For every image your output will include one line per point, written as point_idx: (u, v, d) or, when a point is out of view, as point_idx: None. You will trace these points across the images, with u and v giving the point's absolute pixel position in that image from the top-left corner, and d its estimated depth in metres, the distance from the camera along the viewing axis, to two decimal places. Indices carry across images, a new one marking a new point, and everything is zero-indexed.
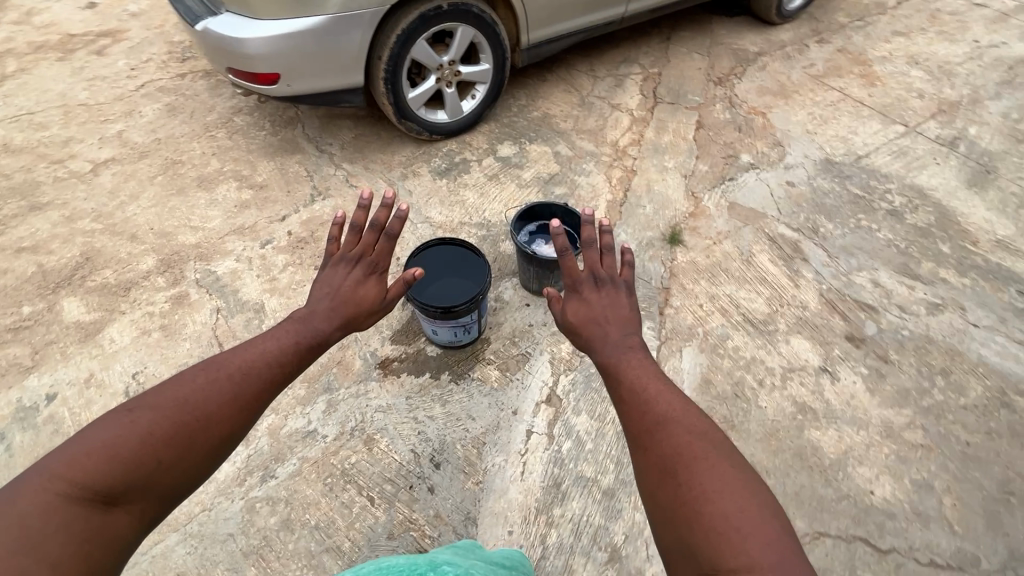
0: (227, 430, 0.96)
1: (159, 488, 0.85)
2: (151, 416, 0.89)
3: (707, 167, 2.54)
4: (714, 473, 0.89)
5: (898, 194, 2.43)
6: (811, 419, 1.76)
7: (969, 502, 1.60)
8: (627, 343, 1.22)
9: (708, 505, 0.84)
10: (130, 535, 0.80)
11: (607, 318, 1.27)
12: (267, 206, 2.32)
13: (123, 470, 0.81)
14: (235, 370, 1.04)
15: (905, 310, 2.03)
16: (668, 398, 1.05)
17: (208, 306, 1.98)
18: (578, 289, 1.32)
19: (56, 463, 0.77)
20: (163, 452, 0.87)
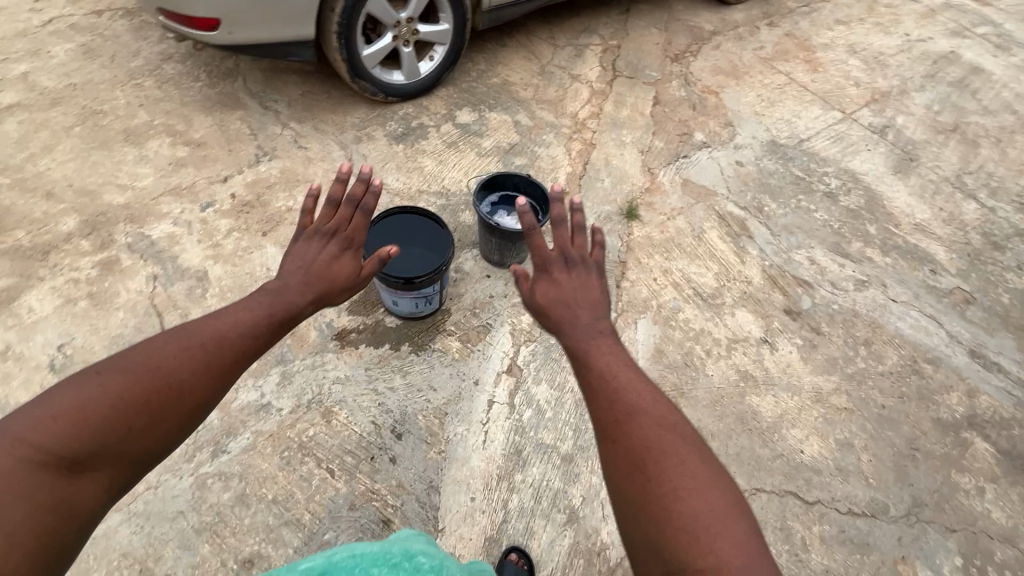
0: (194, 405, 0.98)
1: (127, 456, 0.88)
2: (121, 382, 0.90)
3: (663, 143, 2.59)
4: (683, 470, 0.96)
5: (834, 177, 2.60)
6: (752, 386, 1.89)
7: (882, 457, 1.80)
8: (597, 329, 1.26)
9: (676, 503, 0.92)
10: (93, 510, 0.83)
11: (578, 301, 1.30)
12: (207, 165, 2.14)
13: (93, 439, 0.83)
14: (206, 340, 1.04)
15: (836, 286, 2.21)
16: (641, 389, 1.10)
17: (143, 272, 1.83)
18: (548, 270, 1.35)
19: (20, 426, 0.80)
20: (131, 423, 0.89)
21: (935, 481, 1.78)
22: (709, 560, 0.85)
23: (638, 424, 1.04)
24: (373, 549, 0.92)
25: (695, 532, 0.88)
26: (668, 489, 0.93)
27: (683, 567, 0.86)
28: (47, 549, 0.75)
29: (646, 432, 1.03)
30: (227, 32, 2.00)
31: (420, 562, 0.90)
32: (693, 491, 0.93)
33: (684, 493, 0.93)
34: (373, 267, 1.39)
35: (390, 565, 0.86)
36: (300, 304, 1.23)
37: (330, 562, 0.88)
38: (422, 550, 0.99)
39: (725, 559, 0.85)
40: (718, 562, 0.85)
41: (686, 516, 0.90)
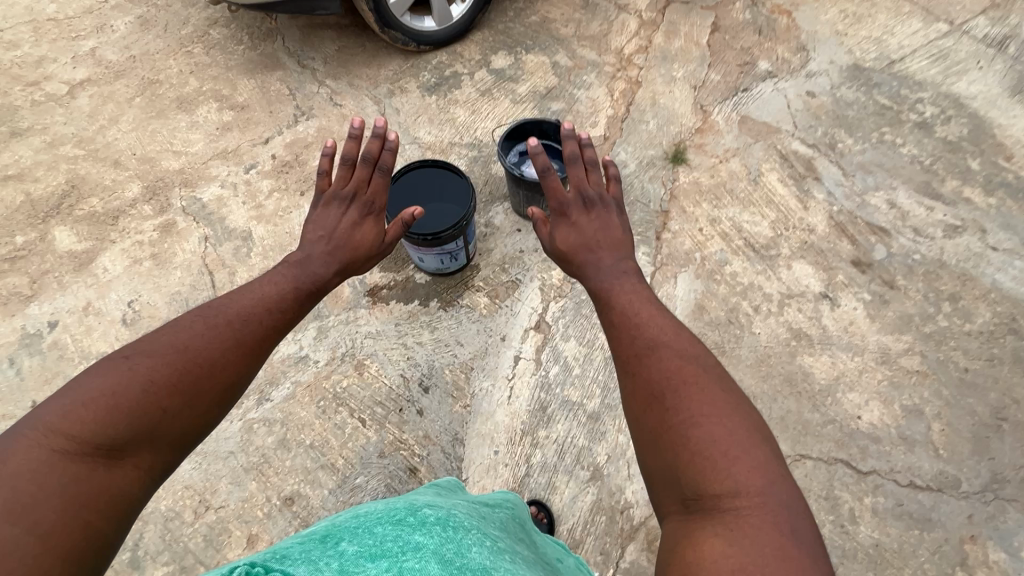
0: (229, 380, 1.00)
1: (167, 436, 0.89)
2: (150, 364, 0.91)
3: (719, 76, 2.32)
4: (702, 398, 0.92)
5: (930, 104, 2.21)
6: (805, 345, 1.72)
7: (958, 427, 1.59)
8: (620, 270, 1.23)
9: (695, 429, 0.88)
10: (135, 490, 0.83)
11: (599, 242, 1.28)
12: (249, 128, 2.22)
13: (127, 420, 0.84)
14: (232, 319, 1.07)
15: (920, 233, 1.91)
16: (660, 324, 1.07)
17: (196, 234, 1.96)
18: (567, 213, 1.33)
19: (51, 415, 0.81)
20: (163, 401, 0.89)
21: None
22: (727, 484, 0.81)
23: (658, 358, 1.00)
24: (376, 509, 0.87)
25: (714, 457, 0.83)
26: (686, 421, 0.89)
27: (702, 495, 0.82)
28: (95, 534, 0.75)
29: (665, 366, 0.98)
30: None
31: (425, 515, 0.83)
32: (712, 416, 0.88)
33: (702, 421, 0.88)
34: (396, 232, 1.39)
35: (395, 521, 0.79)
36: (325, 275, 1.27)
37: (332, 526, 0.83)
38: (428, 503, 0.92)
39: (746, 485, 0.81)
40: (739, 487, 0.81)
41: (703, 445, 0.86)
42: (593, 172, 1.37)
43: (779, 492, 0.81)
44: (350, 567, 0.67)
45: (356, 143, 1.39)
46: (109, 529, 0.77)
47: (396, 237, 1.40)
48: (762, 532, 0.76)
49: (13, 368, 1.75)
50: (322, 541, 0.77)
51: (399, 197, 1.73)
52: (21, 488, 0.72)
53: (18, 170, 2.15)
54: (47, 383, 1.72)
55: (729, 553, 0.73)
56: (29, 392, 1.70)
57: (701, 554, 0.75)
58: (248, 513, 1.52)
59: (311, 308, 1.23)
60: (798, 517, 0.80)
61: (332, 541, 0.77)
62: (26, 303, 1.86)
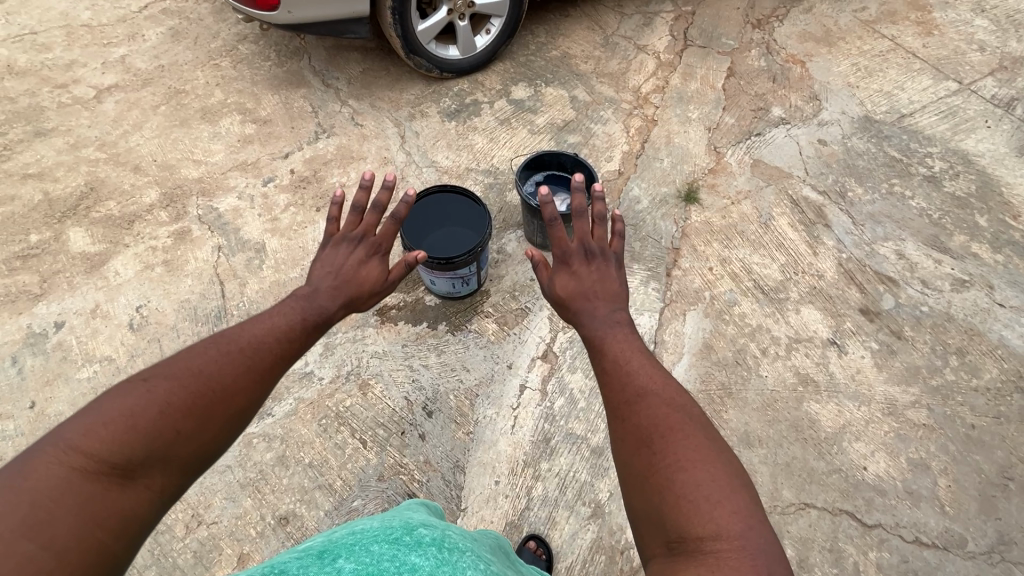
0: (240, 405, 0.99)
1: (179, 459, 0.88)
2: (167, 386, 0.91)
3: (733, 119, 2.37)
4: (688, 444, 0.94)
5: (939, 159, 2.26)
6: (812, 392, 1.72)
7: (964, 484, 1.58)
8: (614, 318, 1.24)
9: (681, 474, 0.89)
10: (148, 511, 0.82)
11: (597, 292, 1.29)
12: (270, 142, 2.26)
13: (144, 441, 0.83)
14: (246, 344, 1.06)
15: (928, 285, 1.93)
16: (648, 370, 1.09)
17: (209, 243, 1.97)
18: (568, 261, 1.34)
19: (73, 434, 0.80)
20: (179, 424, 0.89)
21: None
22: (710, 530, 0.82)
23: (646, 403, 1.02)
24: (373, 526, 0.86)
25: (696, 501, 0.85)
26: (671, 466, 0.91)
27: (684, 538, 0.83)
28: (103, 558, 0.73)
29: (653, 411, 1.00)
30: (287, 12, 2.06)
31: (421, 536, 0.82)
32: (697, 462, 0.90)
33: (686, 466, 0.90)
34: (399, 273, 1.40)
35: (390, 540, 0.78)
36: (326, 310, 1.26)
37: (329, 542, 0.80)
38: (424, 523, 0.91)
39: (726, 529, 0.82)
40: (720, 531, 0.81)
41: (686, 489, 0.87)
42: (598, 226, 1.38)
43: (756, 539, 0.82)
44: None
45: (366, 193, 1.41)
46: (119, 552, 0.75)
47: (398, 276, 1.40)
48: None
49: (15, 366, 1.74)
50: (319, 557, 0.74)
51: (415, 220, 1.75)
52: (40, 506, 0.71)
53: (38, 170, 2.18)
54: (48, 384, 1.70)
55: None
56: (29, 392, 1.69)
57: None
58: (241, 530, 1.48)
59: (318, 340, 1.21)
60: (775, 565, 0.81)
61: (329, 557, 0.75)
62: (34, 301, 1.86)
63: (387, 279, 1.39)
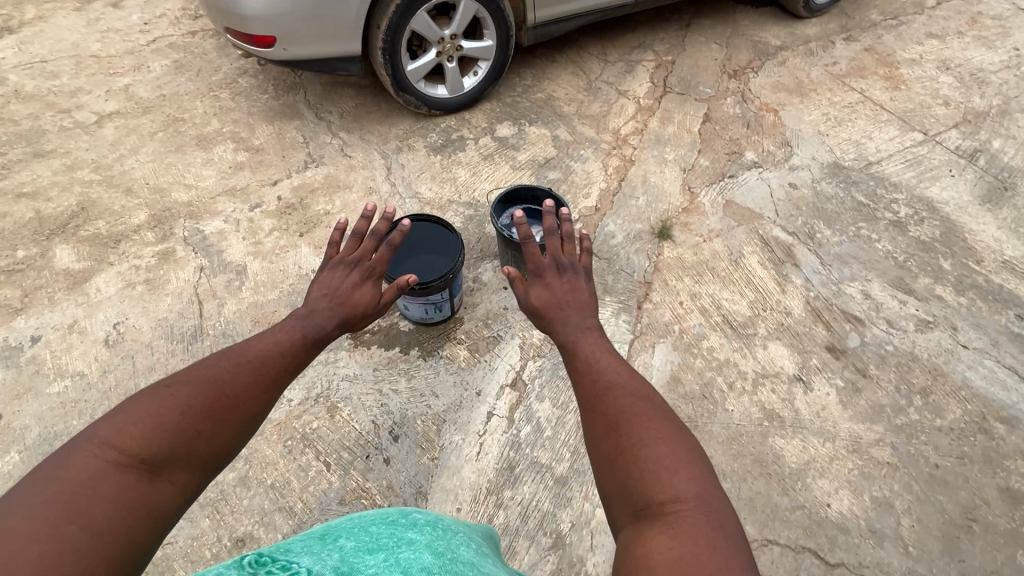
0: (257, 407, 1.05)
1: (199, 458, 0.93)
2: (188, 390, 0.97)
3: (708, 162, 2.47)
4: (651, 426, 1.04)
5: (905, 205, 2.34)
6: (777, 427, 1.73)
7: (928, 525, 1.57)
8: (586, 325, 1.32)
9: (644, 451, 1.00)
10: (172, 505, 0.86)
11: (569, 301, 1.36)
12: (261, 169, 2.34)
13: (168, 439, 0.88)
14: (254, 355, 1.13)
15: (893, 325, 1.97)
16: (615, 366, 1.20)
17: (192, 264, 2.02)
18: (542, 275, 1.40)
19: (105, 431, 0.85)
20: (199, 423, 0.94)
21: (995, 561, 1.52)
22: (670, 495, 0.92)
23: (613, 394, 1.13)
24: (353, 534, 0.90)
25: (657, 471, 0.95)
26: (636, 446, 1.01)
27: (648, 505, 0.93)
28: (135, 545, 0.77)
29: (619, 401, 1.11)
30: (282, 49, 2.17)
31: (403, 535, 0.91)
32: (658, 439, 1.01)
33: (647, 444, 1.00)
34: (389, 298, 1.42)
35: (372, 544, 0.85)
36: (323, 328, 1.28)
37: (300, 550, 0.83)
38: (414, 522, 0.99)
39: (686, 493, 0.92)
40: (679, 494, 0.91)
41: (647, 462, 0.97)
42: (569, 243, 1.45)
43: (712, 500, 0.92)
44: (350, 559, 0.82)
45: (366, 222, 1.47)
46: (147, 541, 0.79)
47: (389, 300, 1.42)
48: (697, 530, 0.86)
49: None
50: (322, 536, 0.92)
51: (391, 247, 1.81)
52: (79, 493, 0.75)
53: (33, 188, 2.25)
54: (17, 397, 1.71)
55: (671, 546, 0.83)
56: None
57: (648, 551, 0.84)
58: (196, 552, 1.46)
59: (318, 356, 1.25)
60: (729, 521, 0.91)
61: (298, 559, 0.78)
62: (14, 315, 1.88)
63: (379, 302, 1.41)
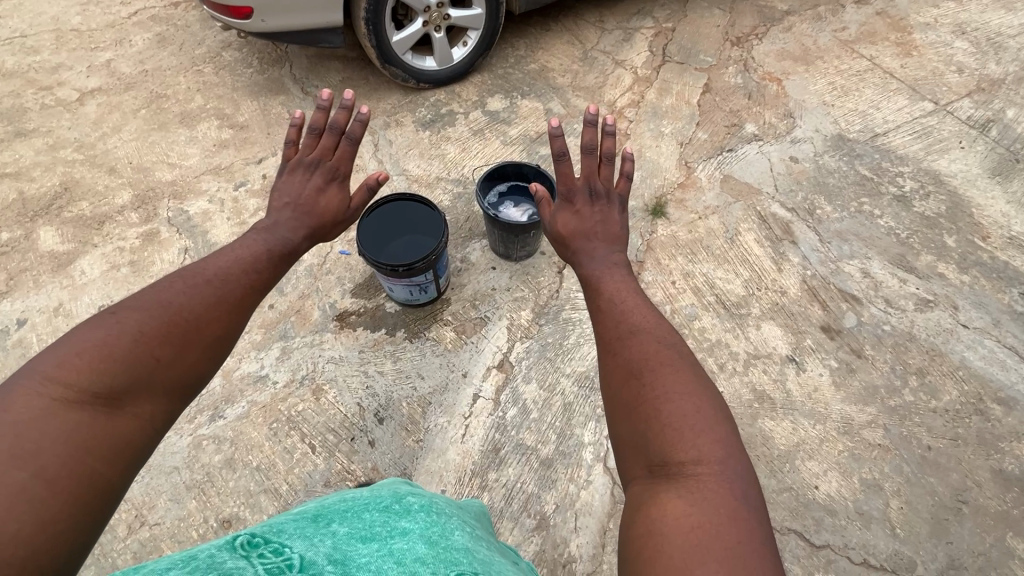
0: (223, 328, 1.04)
1: (161, 383, 0.91)
2: (137, 318, 0.93)
3: (706, 135, 2.38)
4: (676, 379, 1.09)
5: (911, 179, 2.26)
6: (767, 408, 1.71)
7: (916, 507, 1.55)
8: (611, 260, 1.40)
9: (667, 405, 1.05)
10: (137, 436, 0.84)
11: (596, 233, 1.45)
12: (245, 147, 2.29)
13: (122, 369, 0.86)
14: (212, 275, 1.09)
15: (892, 304, 1.92)
16: (641, 312, 1.24)
17: (177, 245, 2.00)
18: (572, 201, 1.50)
19: (46, 365, 0.80)
20: (157, 349, 0.92)
21: (983, 543, 1.51)
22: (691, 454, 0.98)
23: (641, 343, 1.17)
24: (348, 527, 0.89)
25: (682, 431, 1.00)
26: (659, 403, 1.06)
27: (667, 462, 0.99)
28: (102, 481, 0.77)
29: (645, 352, 1.15)
30: (260, 19, 2.09)
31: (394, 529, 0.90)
32: (682, 395, 1.06)
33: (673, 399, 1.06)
34: (362, 200, 1.45)
35: (368, 530, 0.88)
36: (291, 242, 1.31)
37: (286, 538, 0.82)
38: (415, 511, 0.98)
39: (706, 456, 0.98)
40: (700, 458, 0.98)
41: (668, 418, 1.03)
42: (605, 166, 1.51)
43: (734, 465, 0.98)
44: (343, 545, 0.82)
45: (324, 114, 1.43)
46: (114, 476, 0.79)
47: (359, 200, 1.45)
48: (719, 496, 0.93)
49: None
50: (313, 519, 0.92)
51: (374, 228, 1.76)
52: (23, 436, 0.72)
53: (15, 169, 2.21)
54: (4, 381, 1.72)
55: (688, 512, 0.89)
56: None
57: (662, 511, 0.90)
58: (182, 533, 1.48)
59: (282, 272, 1.23)
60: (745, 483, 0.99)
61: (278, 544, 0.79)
62: None
63: (349, 206, 1.43)
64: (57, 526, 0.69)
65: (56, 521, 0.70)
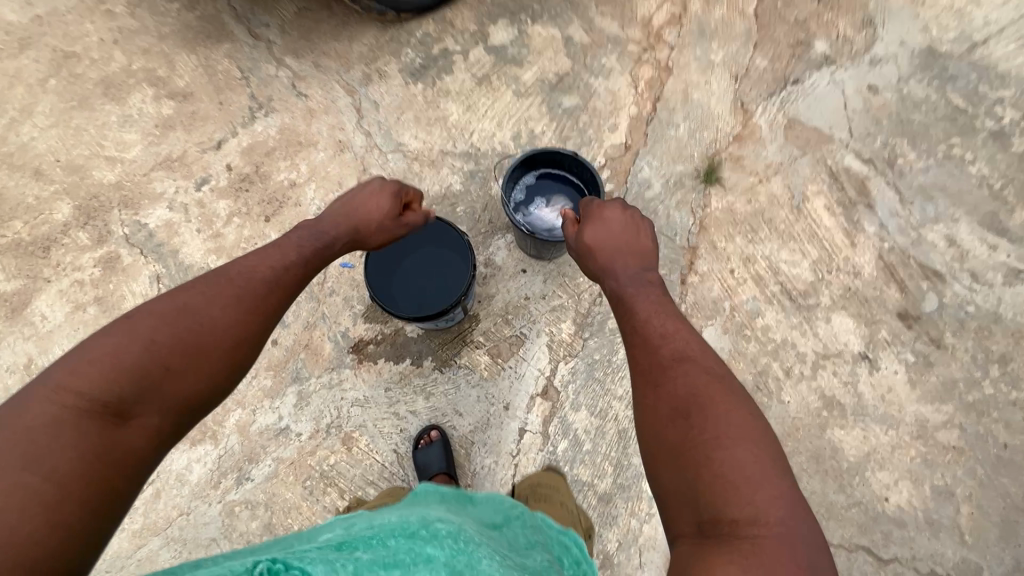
0: (239, 339, 0.96)
1: (172, 398, 0.86)
2: (152, 323, 0.88)
3: (767, 61, 1.91)
4: (729, 418, 0.87)
5: (1012, 106, 1.86)
6: (836, 416, 1.58)
7: (987, 511, 1.51)
8: (644, 279, 1.17)
9: (719, 450, 0.83)
10: (143, 449, 0.82)
11: (627, 249, 1.21)
12: (196, 126, 1.82)
13: (132, 381, 0.82)
14: (235, 275, 1.02)
15: (977, 279, 1.69)
16: (685, 336, 1.02)
17: (146, 273, 1.68)
18: (598, 213, 1.27)
19: (59, 373, 0.79)
20: (170, 363, 0.86)
21: None
22: (745, 510, 0.77)
23: (679, 365, 0.96)
24: (373, 557, 0.80)
25: (734, 479, 0.79)
26: (707, 435, 0.84)
27: (718, 518, 0.78)
28: (106, 495, 0.75)
29: (688, 375, 0.94)
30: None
31: (437, 529, 0.93)
32: (738, 437, 0.84)
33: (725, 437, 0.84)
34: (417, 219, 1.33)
35: (408, 535, 0.89)
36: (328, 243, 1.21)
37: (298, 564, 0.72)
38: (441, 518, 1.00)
39: (767, 515, 0.77)
40: (759, 516, 0.76)
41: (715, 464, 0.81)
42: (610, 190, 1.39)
43: (800, 527, 0.77)
44: (365, 572, 0.75)
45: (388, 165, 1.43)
46: (118, 487, 0.77)
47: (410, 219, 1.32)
48: (779, 565, 0.72)
49: None
50: (339, 548, 0.85)
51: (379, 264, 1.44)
52: (31, 441, 0.72)
53: None
54: None
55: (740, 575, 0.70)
56: None
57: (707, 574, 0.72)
58: None
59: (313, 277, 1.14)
60: (817, 555, 0.76)
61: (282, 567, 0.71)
62: None
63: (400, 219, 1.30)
64: (68, 527, 0.70)
65: (68, 523, 0.70)
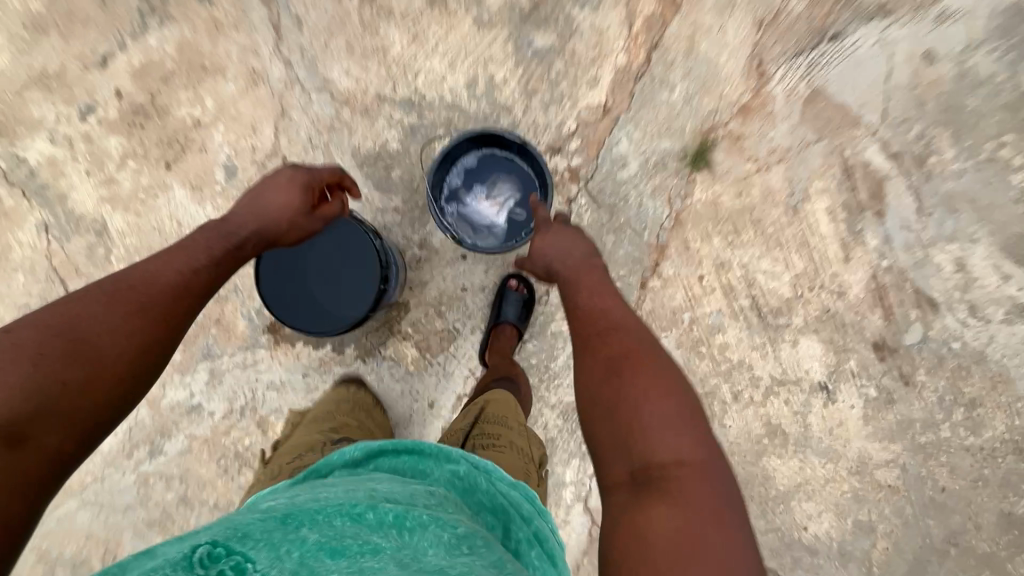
0: (152, 336, 0.80)
1: (62, 419, 0.69)
2: (34, 333, 0.71)
3: (803, 4, 1.48)
4: (652, 374, 0.85)
5: None
6: (777, 445, 1.49)
7: (902, 548, 1.50)
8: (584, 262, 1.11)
9: (647, 405, 0.81)
10: (31, 502, 0.65)
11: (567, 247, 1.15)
12: (74, 31, 1.45)
13: (18, 400, 0.65)
14: (139, 278, 0.85)
15: (975, 313, 1.49)
16: (612, 301, 1.01)
17: (32, 220, 1.46)
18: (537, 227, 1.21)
19: None
20: (64, 369, 0.70)
21: None
22: (673, 458, 0.76)
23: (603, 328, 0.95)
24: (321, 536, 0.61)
25: (661, 431, 0.78)
26: (630, 392, 0.82)
27: (648, 466, 0.76)
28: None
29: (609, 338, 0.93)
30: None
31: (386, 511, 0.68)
32: (662, 392, 0.82)
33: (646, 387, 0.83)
34: (331, 211, 1.19)
35: (355, 516, 0.66)
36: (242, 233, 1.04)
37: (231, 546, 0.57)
38: (391, 496, 0.73)
39: (690, 455, 0.77)
40: (682, 456, 0.76)
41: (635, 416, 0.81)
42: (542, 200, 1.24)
43: (716, 464, 0.78)
44: (310, 561, 0.58)
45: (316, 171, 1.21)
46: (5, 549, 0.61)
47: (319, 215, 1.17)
48: (705, 501, 0.72)
49: None
50: (282, 522, 0.63)
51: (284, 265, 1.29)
52: None
53: None
54: None
55: (677, 525, 0.69)
56: None
57: (643, 525, 0.70)
58: None
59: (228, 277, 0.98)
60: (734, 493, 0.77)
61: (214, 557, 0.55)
62: None
63: (312, 215, 1.16)
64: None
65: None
